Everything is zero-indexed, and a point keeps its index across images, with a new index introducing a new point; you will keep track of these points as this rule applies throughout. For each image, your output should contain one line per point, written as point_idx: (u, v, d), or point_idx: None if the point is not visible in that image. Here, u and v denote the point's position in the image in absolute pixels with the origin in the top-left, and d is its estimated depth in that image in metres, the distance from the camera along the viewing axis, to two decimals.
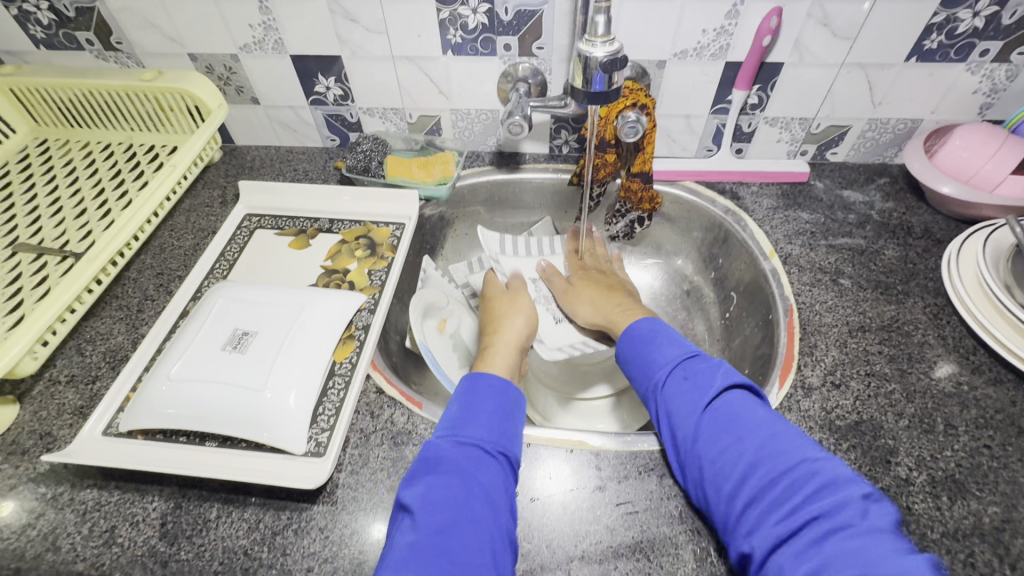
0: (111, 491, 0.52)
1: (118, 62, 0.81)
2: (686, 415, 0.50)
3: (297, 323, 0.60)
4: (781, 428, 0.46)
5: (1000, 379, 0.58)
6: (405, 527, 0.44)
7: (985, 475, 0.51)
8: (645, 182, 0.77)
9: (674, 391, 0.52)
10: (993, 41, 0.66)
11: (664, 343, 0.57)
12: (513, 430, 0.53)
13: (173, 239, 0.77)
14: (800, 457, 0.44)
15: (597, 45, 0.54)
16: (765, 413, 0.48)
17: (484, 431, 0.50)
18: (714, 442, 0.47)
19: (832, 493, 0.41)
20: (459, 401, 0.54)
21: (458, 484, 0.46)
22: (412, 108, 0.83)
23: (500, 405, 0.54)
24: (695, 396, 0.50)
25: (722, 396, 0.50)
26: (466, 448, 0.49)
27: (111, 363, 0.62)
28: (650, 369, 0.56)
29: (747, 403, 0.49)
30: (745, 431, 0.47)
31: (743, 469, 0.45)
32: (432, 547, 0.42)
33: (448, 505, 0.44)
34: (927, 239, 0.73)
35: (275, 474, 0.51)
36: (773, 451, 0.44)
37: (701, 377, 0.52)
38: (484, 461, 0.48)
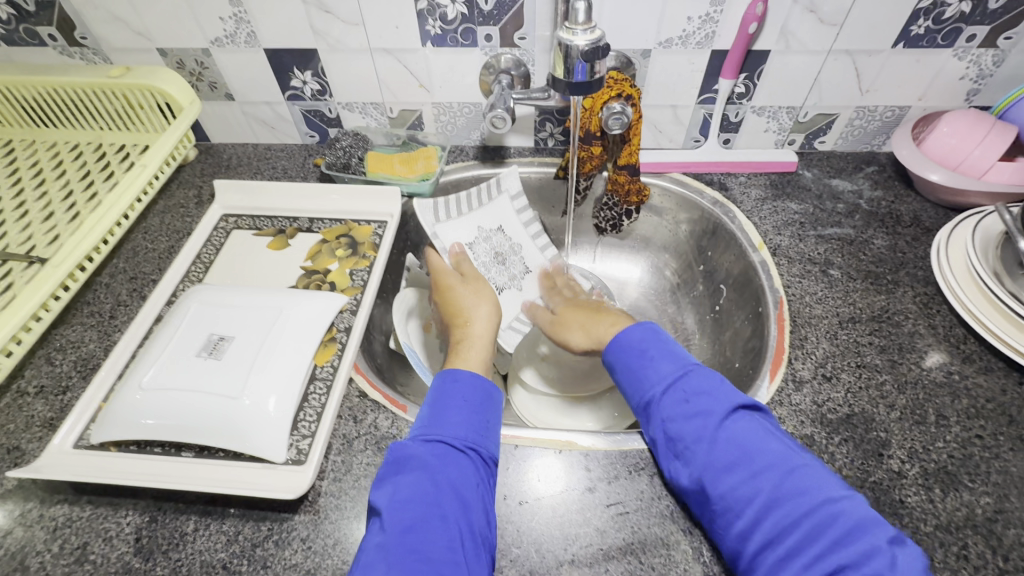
0: (83, 506, 0.50)
1: (84, 59, 0.78)
2: (691, 444, 0.47)
3: (275, 326, 0.58)
4: (797, 460, 0.44)
5: (990, 367, 0.58)
6: (376, 529, 0.43)
7: (977, 466, 0.50)
8: (632, 174, 0.75)
9: (673, 411, 0.49)
10: (981, 26, 0.65)
11: (659, 358, 0.54)
12: (485, 424, 0.51)
13: (147, 242, 0.74)
14: (819, 496, 0.42)
15: (578, 33, 0.52)
16: (778, 442, 0.46)
17: (453, 429, 0.49)
18: (727, 477, 0.44)
19: (859, 538, 0.39)
20: (430, 397, 0.53)
21: (426, 482, 0.45)
22: (393, 102, 0.81)
23: (470, 400, 0.52)
24: (701, 421, 0.48)
25: (732, 420, 0.47)
26: (433, 446, 0.48)
27: (82, 372, 0.60)
28: (645, 387, 0.52)
29: (758, 430, 0.46)
30: (761, 463, 0.44)
31: (757, 506, 0.43)
32: (400, 549, 0.41)
33: (415, 503, 0.44)
34: (916, 227, 0.72)
35: (255, 484, 0.50)
36: (791, 490, 0.43)
37: (706, 399, 0.49)
38: (453, 458, 0.47)
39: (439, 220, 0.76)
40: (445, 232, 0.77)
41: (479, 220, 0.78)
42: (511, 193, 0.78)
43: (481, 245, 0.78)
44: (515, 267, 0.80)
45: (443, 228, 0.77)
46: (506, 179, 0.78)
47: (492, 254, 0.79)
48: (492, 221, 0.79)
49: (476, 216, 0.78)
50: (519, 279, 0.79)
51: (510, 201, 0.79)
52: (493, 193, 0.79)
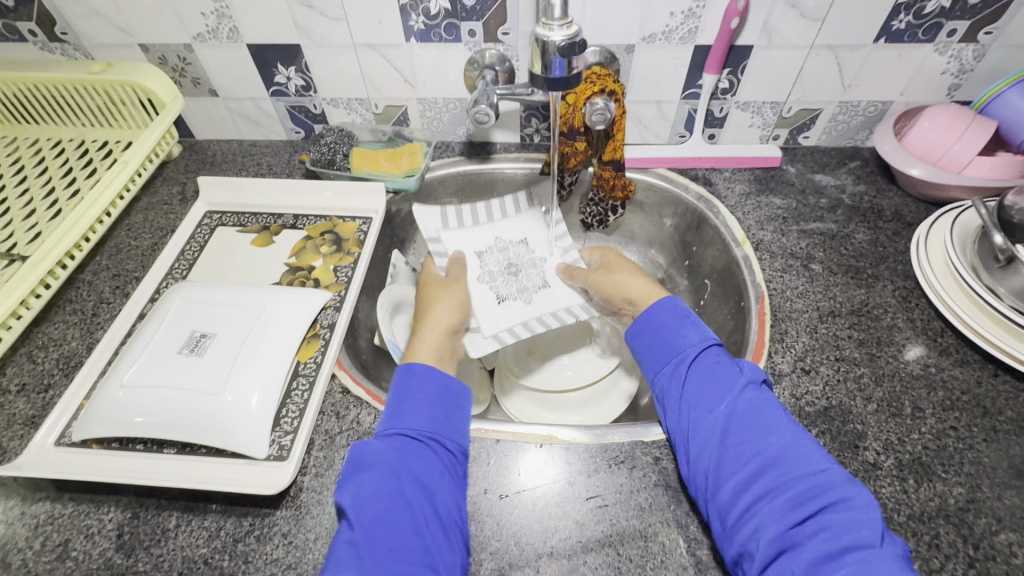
0: (64, 503, 0.50)
1: (64, 54, 0.77)
2: (711, 397, 0.49)
3: (258, 323, 0.58)
4: (805, 436, 0.47)
5: (967, 360, 0.58)
6: (343, 527, 0.44)
7: (951, 457, 0.51)
8: (617, 170, 0.76)
9: (701, 369, 0.52)
10: (961, 21, 0.66)
11: (696, 325, 0.56)
12: (445, 413, 0.51)
13: (130, 239, 0.74)
14: (819, 465, 0.44)
15: (555, 29, 0.52)
16: (789, 419, 0.48)
17: (414, 421, 0.49)
18: (739, 432, 0.47)
19: (848, 507, 0.41)
20: (390, 394, 0.53)
21: (388, 477, 0.45)
22: (377, 98, 0.80)
23: (429, 391, 0.52)
24: (726, 380, 0.50)
25: (752, 388, 0.49)
26: (393, 441, 0.48)
27: (65, 370, 0.60)
28: (677, 346, 0.55)
29: (773, 404, 0.49)
30: (774, 427, 0.46)
31: (759, 462, 0.45)
32: (369, 544, 0.42)
33: (379, 497, 0.44)
34: (898, 221, 0.73)
35: (237, 480, 0.50)
36: (797, 454, 0.45)
37: (732, 365, 0.51)
38: (413, 450, 0.47)
39: (449, 227, 0.77)
40: (449, 240, 0.76)
41: (499, 231, 0.78)
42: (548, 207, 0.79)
43: (494, 255, 0.76)
44: (529, 279, 0.74)
45: (449, 235, 0.77)
46: (544, 193, 0.79)
47: (504, 264, 0.75)
48: (514, 233, 0.78)
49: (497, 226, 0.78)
50: (530, 292, 0.73)
51: (542, 214, 0.79)
52: (523, 206, 0.79)
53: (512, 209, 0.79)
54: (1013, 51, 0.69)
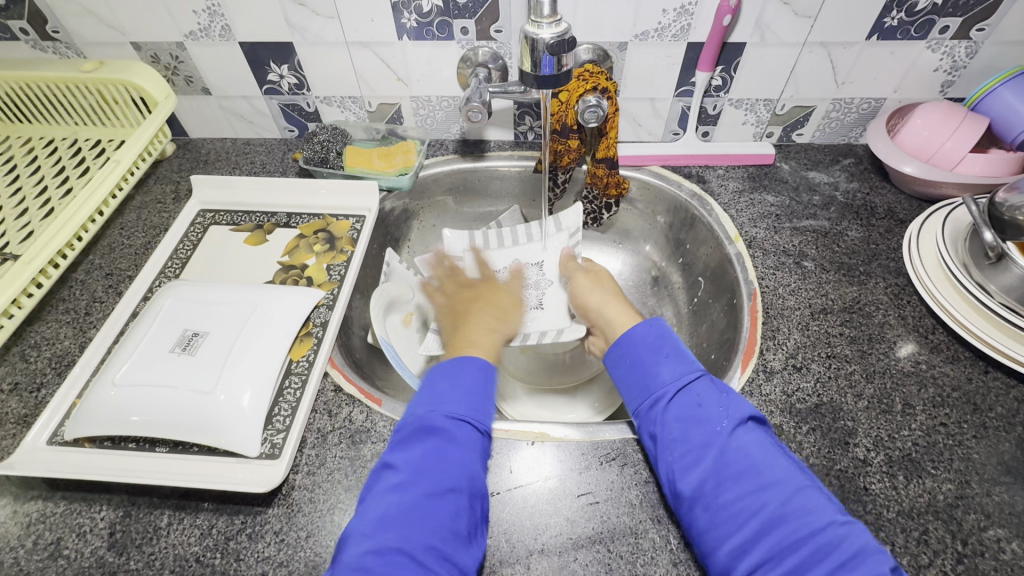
0: (56, 502, 0.50)
1: (56, 53, 0.77)
2: (697, 445, 0.46)
3: (250, 321, 0.58)
4: (803, 480, 0.43)
5: (958, 357, 0.59)
6: (390, 487, 0.44)
7: (941, 453, 0.51)
8: (611, 168, 0.76)
9: (681, 414, 0.48)
10: (953, 18, 0.66)
11: (673, 357, 0.52)
12: (495, 409, 0.52)
13: (123, 238, 0.74)
14: (824, 517, 0.40)
15: (544, 27, 0.52)
16: (785, 460, 0.44)
17: (472, 409, 0.49)
18: (732, 487, 0.43)
19: (861, 563, 0.38)
20: (443, 372, 0.52)
21: (445, 455, 0.46)
22: (371, 96, 0.80)
23: (484, 382, 0.52)
24: (709, 427, 0.46)
25: (739, 433, 0.46)
26: (455, 421, 0.48)
27: (57, 369, 0.60)
28: (654, 385, 0.51)
29: (766, 445, 0.45)
30: (769, 477, 0.43)
31: (758, 521, 0.41)
32: (413, 514, 0.42)
33: (439, 472, 0.45)
34: (890, 219, 0.73)
35: (229, 478, 0.50)
36: (798, 507, 0.41)
37: (716, 403, 0.48)
38: (469, 437, 0.48)
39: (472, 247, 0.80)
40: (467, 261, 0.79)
41: (521, 254, 0.80)
42: (570, 231, 0.79)
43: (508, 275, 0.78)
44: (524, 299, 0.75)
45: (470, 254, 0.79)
46: (567, 217, 0.79)
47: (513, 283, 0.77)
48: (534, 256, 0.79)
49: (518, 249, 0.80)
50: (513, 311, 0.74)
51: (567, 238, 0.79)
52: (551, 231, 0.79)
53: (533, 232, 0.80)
54: (1006, 48, 0.69)
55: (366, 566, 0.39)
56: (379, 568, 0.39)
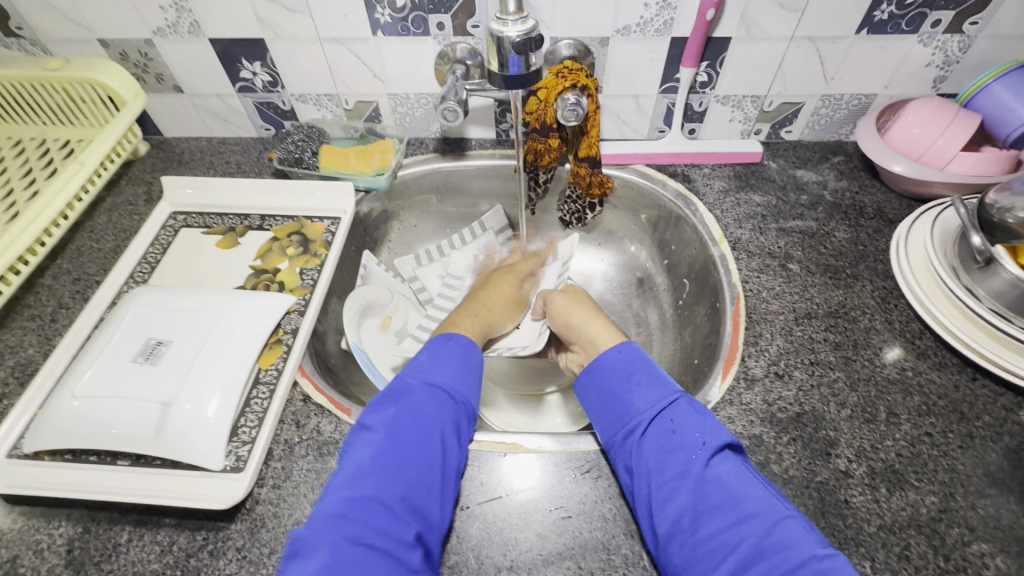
0: (14, 518, 0.49)
1: (22, 50, 0.75)
2: (674, 478, 0.44)
3: (215, 330, 0.57)
4: (782, 511, 0.42)
5: (945, 363, 0.57)
6: (364, 443, 0.45)
7: (924, 464, 0.50)
8: (593, 167, 0.74)
9: (657, 444, 0.47)
10: (945, 11, 0.63)
11: (645, 384, 0.51)
12: (473, 380, 0.54)
13: (93, 241, 0.72)
14: (804, 550, 0.39)
15: (510, 24, 0.51)
16: (762, 490, 0.43)
17: (449, 377, 0.52)
18: (711, 520, 0.42)
19: None
20: (430, 346, 0.56)
21: (419, 414, 0.47)
22: (348, 94, 0.78)
23: (463, 358, 0.55)
24: (685, 455, 0.45)
25: (715, 462, 0.44)
26: (431, 387, 0.50)
27: (20, 378, 0.58)
28: (628, 416, 0.50)
29: (743, 473, 0.44)
30: (747, 509, 0.41)
31: (738, 557, 0.40)
32: (388, 463, 0.44)
33: (412, 427, 0.46)
34: (879, 219, 0.71)
35: (189, 494, 0.49)
36: (776, 542, 0.39)
37: (692, 431, 0.46)
38: (443, 399, 0.50)
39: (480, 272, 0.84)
40: (425, 277, 0.82)
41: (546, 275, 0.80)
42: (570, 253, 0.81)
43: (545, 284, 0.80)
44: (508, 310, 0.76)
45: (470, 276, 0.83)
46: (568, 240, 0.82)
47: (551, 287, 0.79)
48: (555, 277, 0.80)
49: (460, 258, 0.85)
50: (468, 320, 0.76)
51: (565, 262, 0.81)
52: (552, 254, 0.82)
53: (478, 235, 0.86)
54: (1000, 42, 0.67)
55: (340, 513, 0.41)
56: (354, 514, 0.41)
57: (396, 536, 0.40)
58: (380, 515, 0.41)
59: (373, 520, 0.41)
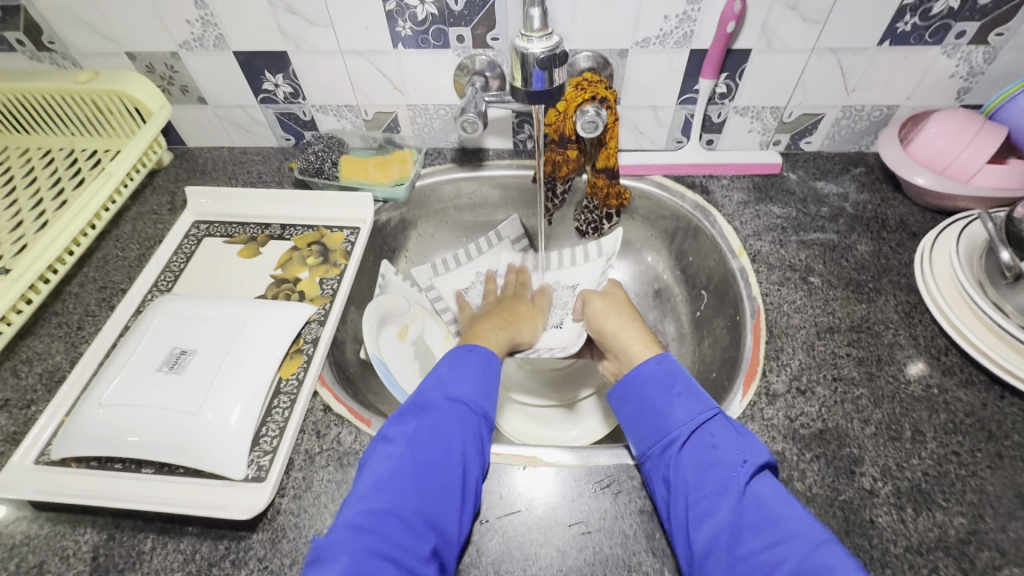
0: (41, 524, 0.50)
1: (52, 63, 0.77)
2: (712, 496, 0.44)
3: (237, 340, 0.57)
4: (822, 533, 0.41)
5: (972, 380, 0.56)
6: (385, 454, 0.46)
7: (952, 484, 0.49)
8: (612, 178, 0.74)
9: (697, 458, 0.46)
10: (971, 22, 0.63)
11: (685, 396, 0.51)
12: (492, 395, 0.54)
13: (118, 250, 0.74)
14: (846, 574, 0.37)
15: (534, 40, 0.52)
16: (803, 512, 0.42)
17: (472, 390, 0.52)
18: (750, 539, 0.41)
19: None
20: (449, 360, 0.55)
21: (439, 429, 0.47)
22: (367, 105, 0.79)
23: (485, 371, 0.55)
24: (724, 472, 0.44)
25: (756, 483, 0.44)
26: (452, 402, 0.50)
27: (48, 385, 0.59)
28: (668, 427, 0.49)
29: (781, 494, 0.43)
30: (788, 529, 0.41)
31: None
32: (407, 476, 0.44)
33: (432, 441, 0.46)
34: (902, 231, 0.70)
35: (212, 503, 0.49)
36: (819, 564, 0.38)
37: (731, 448, 0.46)
38: (465, 415, 0.50)
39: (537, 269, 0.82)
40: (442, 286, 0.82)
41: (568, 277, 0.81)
42: (608, 256, 0.79)
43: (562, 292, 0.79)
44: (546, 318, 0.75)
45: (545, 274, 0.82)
46: (607, 242, 0.80)
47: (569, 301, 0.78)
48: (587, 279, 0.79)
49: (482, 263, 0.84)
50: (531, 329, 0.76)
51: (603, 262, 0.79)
52: (592, 254, 0.80)
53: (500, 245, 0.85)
54: None
55: (359, 524, 0.41)
56: (372, 526, 0.41)
57: (412, 552, 0.41)
58: (396, 529, 0.41)
59: (391, 534, 0.41)
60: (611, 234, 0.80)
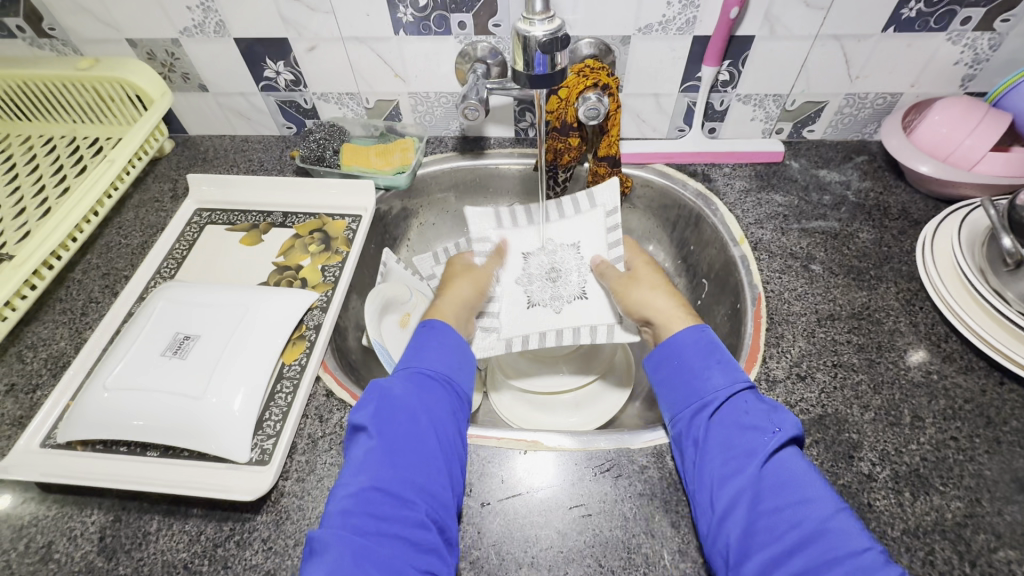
0: (48, 505, 0.51)
1: (53, 50, 0.77)
2: (740, 458, 0.45)
3: (240, 325, 0.58)
4: (840, 501, 0.42)
5: (972, 367, 0.56)
6: (361, 443, 0.46)
7: (950, 469, 0.49)
8: (613, 166, 0.74)
9: (728, 423, 0.47)
10: (976, 8, 0.62)
11: (725, 367, 0.51)
12: (458, 364, 0.55)
13: (121, 237, 0.74)
14: (862, 539, 0.39)
15: (536, 24, 0.51)
16: (824, 481, 0.44)
17: (433, 363, 0.53)
18: (771, 499, 0.42)
19: None
20: (414, 341, 0.57)
21: (406, 404, 0.48)
22: (368, 93, 0.79)
23: (447, 342, 0.56)
24: (758, 437, 0.45)
25: (785, 451, 0.45)
26: (416, 377, 0.51)
27: (53, 370, 0.60)
28: (702, 392, 0.50)
29: (806, 463, 0.44)
30: (810, 493, 0.42)
31: (798, 533, 0.40)
32: (384, 456, 0.44)
33: (400, 418, 0.47)
34: (904, 220, 0.70)
35: (217, 486, 0.50)
36: (837, 526, 0.40)
37: (765, 416, 0.47)
38: (428, 387, 0.51)
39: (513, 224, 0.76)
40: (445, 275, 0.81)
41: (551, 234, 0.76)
42: (606, 209, 0.74)
43: (539, 257, 0.75)
44: (565, 288, 0.73)
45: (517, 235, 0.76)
46: (601, 193, 0.74)
47: (547, 269, 0.74)
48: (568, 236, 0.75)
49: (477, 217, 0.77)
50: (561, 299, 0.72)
51: (603, 216, 0.74)
52: (586, 207, 0.75)
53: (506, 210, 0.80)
54: None
55: (345, 509, 0.41)
56: (356, 508, 0.41)
57: (406, 521, 0.41)
58: (383, 503, 0.42)
59: (379, 509, 0.42)
60: (606, 184, 0.74)
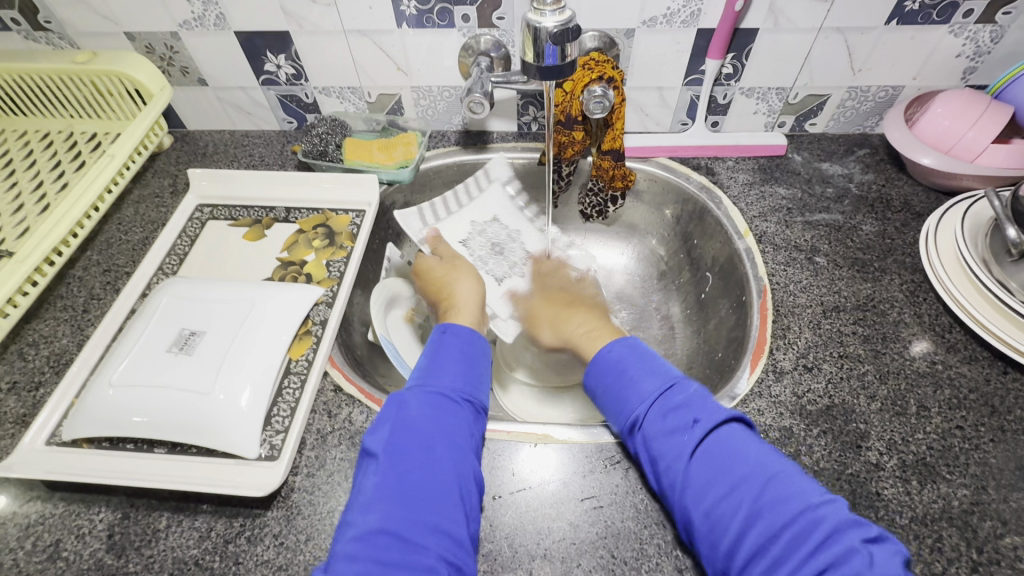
0: (55, 503, 0.50)
1: (49, 43, 0.75)
2: (671, 461, 0.45)
3: (246, 321, 0.57)
4: (773, 467, 0.42)
5: (975, 357, 0.57)
6: (371, 469, 0.45)
7: (956, 457, 0.50)
8: (617, 160, 0.74)
9: (655, 433, 0.47)
10: (978, 1, 0.62)
11: (640, 373, 0.51)
12: (478, 378, 0.54)
13: (121, 233, 0.73)
14: (799, 500, 0.39)
15: (547, 15, 0.51)
16: (753, 452, 0.43)
17: (451, 379, 0.52)
18: (709, 493, 0.42)
19: (838, 542, 0.37)
20: (429, 350, 0.56)
21: (418, 428, 0.47)
22: (370, 87, 0.78)
23: (465, 353, 0.55)
24: (680, 436, 0.45)
25: (713, 435, 0.44)
26: (430, 395, 0.50)
27: (55, 367, 0.59)
28: (626, 405, 0.50)
29: (733, 440, 0.44)
30: (739, 474, 0.42)
31: (740, 519, 0.40)
32: (394, 491, 0.43)
33: (415, 445, 0.46)
34: (907, 212, 0.70)
35: (226, 482, 0.49)
36: (772, 498, 0.40)
37: (680, 415, 0.46)
38: (446, 408, 0.49)
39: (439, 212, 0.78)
40: None
41: (473, 215, 0.79)
42: (502, 180, 0.81)
43: (476, 239, 0.78)
44: (515, 254, 0.78)
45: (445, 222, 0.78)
46: (494, 168, 0.81)
47: (488, 246, 0.78)
48: (485, 213, 0.80)
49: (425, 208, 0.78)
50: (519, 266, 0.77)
51: (502, 188, 0.81)
52: (484, 184, 0.81)
53: (485, 187, 0.81)
54: None
55: (351, 553, 0.40)
56: (364, 551, 0.40)
57: (415, 565, 0.40)
58: (393, 547, 0.40)
59: (385, 553, 0.40)
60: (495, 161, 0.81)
